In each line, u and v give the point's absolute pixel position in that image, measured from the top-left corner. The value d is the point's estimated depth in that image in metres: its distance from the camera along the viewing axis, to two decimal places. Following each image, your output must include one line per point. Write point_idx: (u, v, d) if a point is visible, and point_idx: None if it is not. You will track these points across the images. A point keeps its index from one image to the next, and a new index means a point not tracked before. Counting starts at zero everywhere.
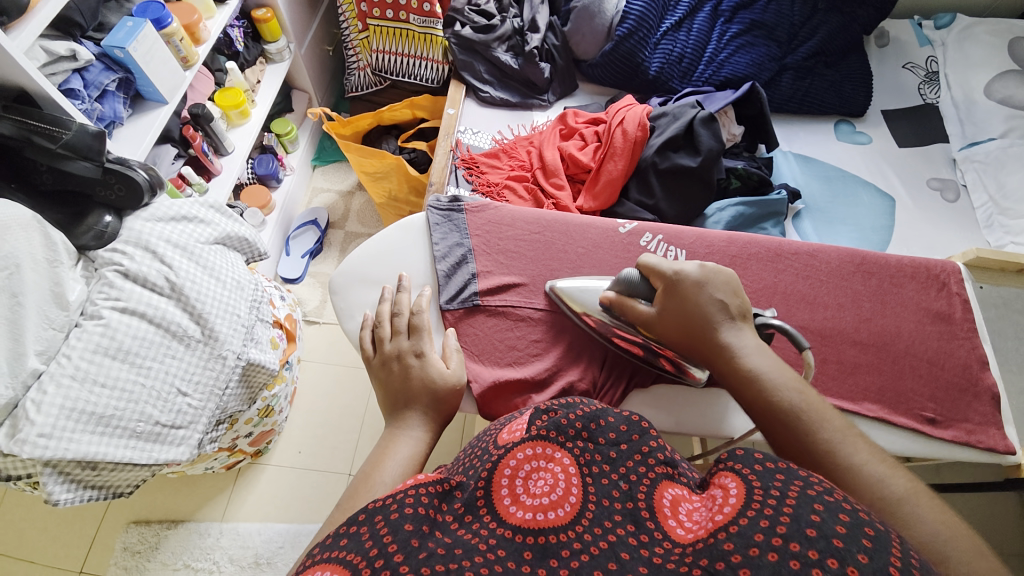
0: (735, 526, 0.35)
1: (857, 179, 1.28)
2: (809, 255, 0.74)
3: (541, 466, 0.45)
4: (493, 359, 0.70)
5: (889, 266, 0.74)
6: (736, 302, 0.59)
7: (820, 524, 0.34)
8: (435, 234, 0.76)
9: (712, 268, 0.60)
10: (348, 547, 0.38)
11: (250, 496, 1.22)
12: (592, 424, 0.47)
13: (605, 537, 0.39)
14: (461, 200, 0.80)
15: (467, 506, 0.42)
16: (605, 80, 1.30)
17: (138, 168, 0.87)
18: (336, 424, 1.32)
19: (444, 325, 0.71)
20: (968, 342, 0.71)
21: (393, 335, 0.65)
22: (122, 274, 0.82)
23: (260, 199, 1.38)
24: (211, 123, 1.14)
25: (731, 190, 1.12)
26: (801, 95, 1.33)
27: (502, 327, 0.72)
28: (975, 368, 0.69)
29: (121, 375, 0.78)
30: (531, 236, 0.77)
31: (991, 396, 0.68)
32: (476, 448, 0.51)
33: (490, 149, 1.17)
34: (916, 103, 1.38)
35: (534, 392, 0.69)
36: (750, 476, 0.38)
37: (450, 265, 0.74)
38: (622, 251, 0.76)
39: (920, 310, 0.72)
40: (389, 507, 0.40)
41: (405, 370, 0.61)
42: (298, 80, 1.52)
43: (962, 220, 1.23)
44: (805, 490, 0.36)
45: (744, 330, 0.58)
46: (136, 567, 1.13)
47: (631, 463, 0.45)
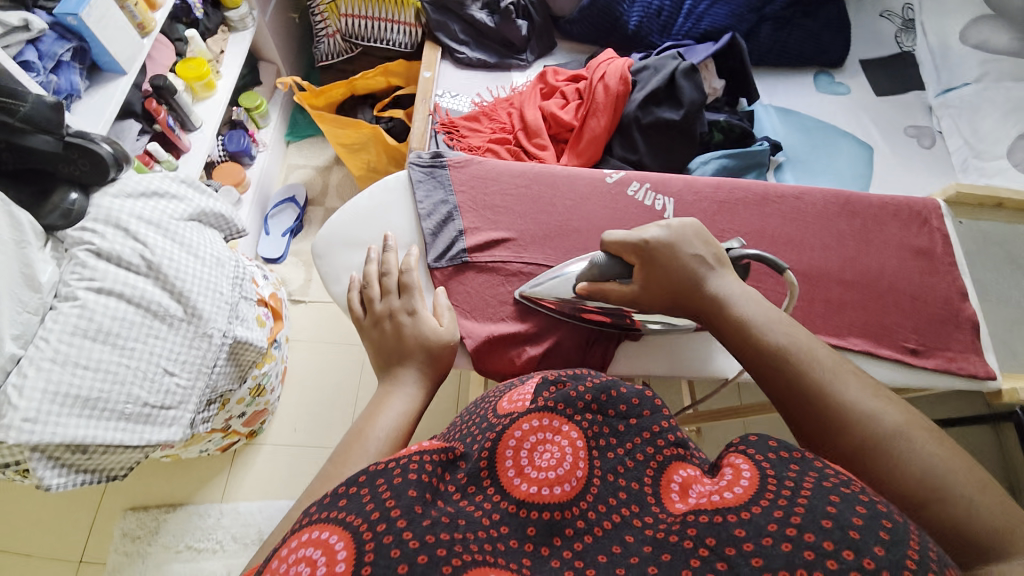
0: (748, 513, 0.35)
1: (837, 129, 1.28)
2: (795, 198, 0.75)
3: (547, 438, 0.43)
4: (485, 314, 0.70)
5: (872, 206, 0.75)
6: (709, 251, 0.62)
7: (837, 515, 0.34)
8: (419, 193, 0.75)
9: (677, 225, 0.62)
10: (348, 509, 0.36)
11: (247, 476, 1.22)
12: (603, 395, 0.46)
13: (610, 516, 0.39)
14: (443, 156, 0.78)
15: (471, 478, 0.41)
16: (583, 37, 1.27)
17: (102, 142, 0.82)
18: (330, 401, 1.31)
19: (434, 283, 0.70)
20: (949, 276, 0.73)
21: (383, 295, 0.64)
22: (94, 254, 0.79)
23: (233, 176, 1.33)
24: (175, 96, 1.09)
25: (714, 144, 1.12)
26: (779, 47, 1.32)
27: (493, 284, 0.71)
28: (955, 300, 0.72)
29: (104, 357, 0.76)
30: (518, 191, 0.76)
31: (972, 325, 0.71)
32: (474, 414, 0.50)
33: (469, 112, 1.14)
34: (893, 52, 1.38)
35: (528, 345, 0.69)
36: (765, 463, 0.38)
37: (436, 222, 0.73)
38: (610, 202, 0.76)
39: (903, 247, 0.73)
40: (393, 472, 0.38)
41: (398, 329, 0.61)
42: (264, 51, 1.46)
43: (937, 166, 1.25)
44: (821, 482, 0.36)
45: (726, 276, 0.60)
46: (137, 552, 1.13)
47: (638, 440, 0.44)
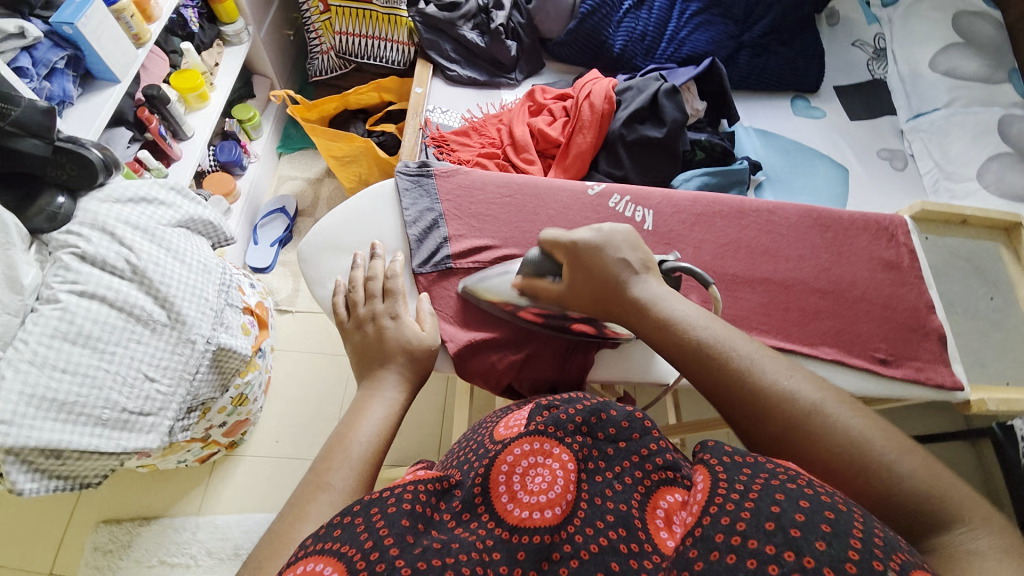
0: (700, 530, 0.37)
1: (814, 151, 1.33)
2: (769, 212, 0.78)
3: (538, 462, 0.45)
4: (469, 319, 0.71)
5: (843, 220, 0.78)
6: (638, 255, 0.61)
7: (780, 516, 0.36)
8: (405, 200, 0.76)
9: (607, 229, 0.62)
10: (343, 539, 0.37)
11: (227, 488, 1.20)
12: (593, 418, 0.48)
13: (597, 540, 0.39)
14: (431, 165, 0.80)
15: (465, 504, 0.42)
16: (571, 58, 1.31)
17: (92, 147, 0.83)
18: (315, 412, 1.30)
19: (418, 289, 0.72)
20: (917, 288, 0.76)
21: (367, 300, 0.65)
22: (78, 257, 0.79)
23: (223, 186, 1.34)
24: (167, 105, 1.10)
25: (696, 162, 1.15)
26: (758, 72, 1.38)
27: (477, 290, 0.73)
28: (923, 311, 0.74)
29: (83, 360, 0.76)
30: (503, 200, 0.78)
31: (939, 335, 0.73)
32: (471, 441, 0.52)
33: (459, 127, 1.17)
34: (866, 79, 1.45)
35: (509, 351, 0.70)
36: (718, 469, 0.41)
37: (422, 230, 0.74)
38: (592, 212, 0.78)
39: (873, 259, 0.76)
40: (387, 501, 0.40)
41: (379, 333, 0.62)
42: (258, 65, 1.48)
43: (910, 186, 1.31)
44: (771, 480, 0.39)
45: (650, 280, 0.60)
46: (109, 566, 1.10)
47: (628, 464, 0.45)
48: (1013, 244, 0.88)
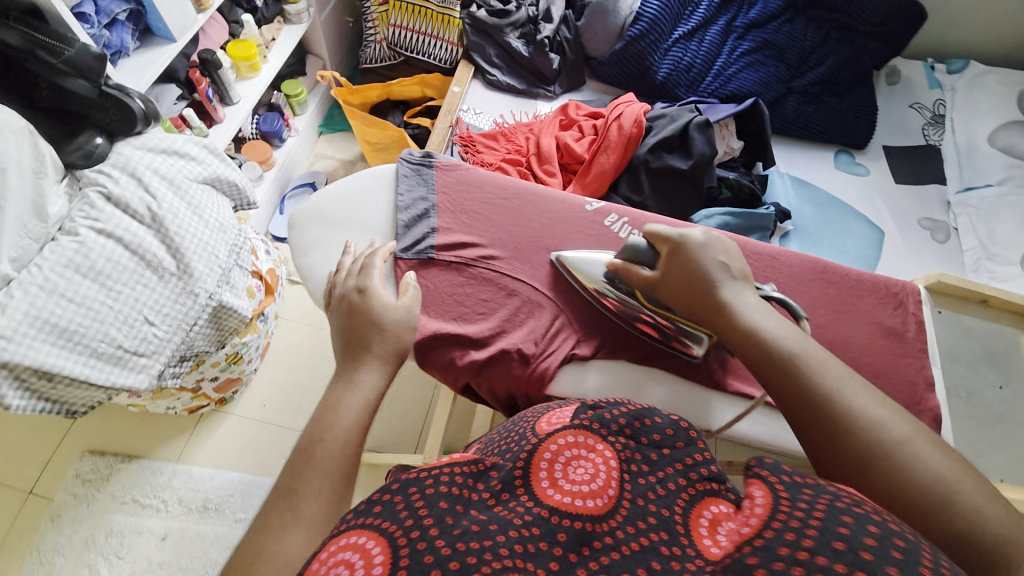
0: (761, 541, 0.34)
1: (849, 209, 1.28)
2: (771, 257, 0.75)
3: (581, 454, 0.45)
4: (439, 311, 0.70)
5: (849, 278, 0.75)
6: (736, 265, 0.62)
7: (849, 539, 0.33)
8: (401, 186, 0.77)
9: (714, 236, 0.64)
10: (383, 514, 0.37)
11: (208, 442, 1.23)
12: (637, 422, 0.49)
13: (639, 538, 0.38)
14: (433, 157, 0.81)
15: (504, 485, 0.41)
16: (613, 79, 1.31)
17: (136, 97, 0.88)
18: (305, 384, 1.32)
19: (398, 274, 0.70)
20: (918, 361, 0.71)
21: (347, 278, 0.67)
22: (104, 196, 0.84)
23: (260, 154, 1.40)
24: (219, 70, 1.16)
25: (721, 200, 1.13)
26: (803, 119, 1.34)
27: (453, 283, 0.72)
28: (921, 388, 0.69)
29: (90, 294, 0.80)
30: (499, 201, 0.78)
31: (933, 417, 0.68)
32: (512, 430, 0.51)
33: (489, 130, 1.18)
34: (918, 143, 1.38)
35: (473, 348, 0.68)
36: (779, 487, 0.38)
37: (411, 217, 0.75)
38: (586, 228, 0.78)
39: (875, 324, 0.72)
40: (426, 481, 0.40)
41: (353, 310, 0.61)
42: (315, 45, 1.54)
43: (949, 260, 1.24)
44: (834, 502, 0.36)
45: (744, 290, 0.60)
46: (84, 496, 1.14)
47: (671, 470, 0.44)
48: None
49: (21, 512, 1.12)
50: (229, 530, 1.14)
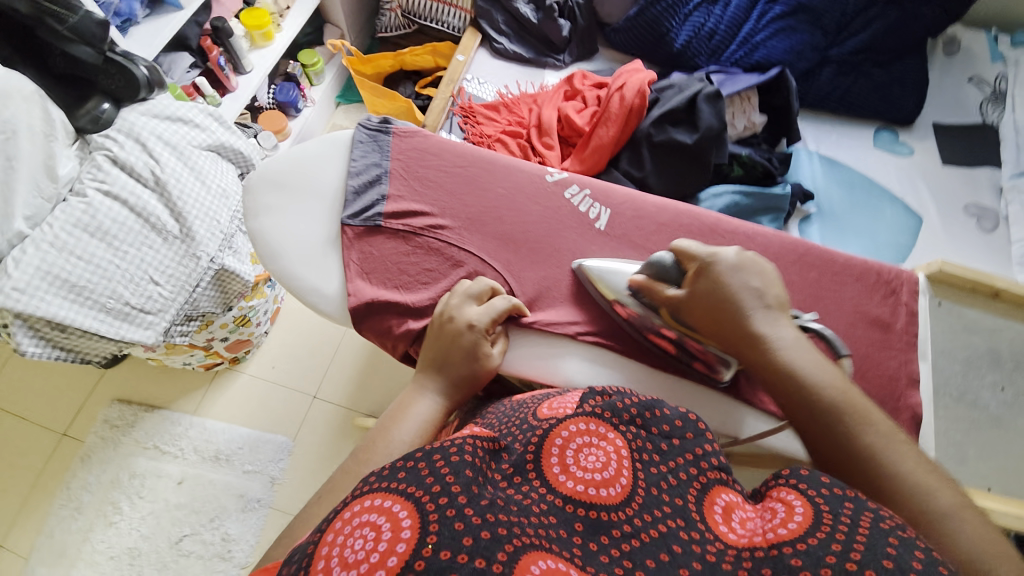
0: (804, 545, 0.34)
1: (884, 191, 1.17)
2: (746, 236, 0.71)
3: (592, 441, 0.42)
4: (381, 279, 0.67)
5: (835, 263, 0.70)
6: (772, 291, 0.56)
7: (898, 557, 0.31)
8: (355, 151, 0.73)
9: (748, 257, 0.57)
10: (409, 479, 0.34)
11: (221, 398, 1.30)
12: (648, 412, 0.45)
13: (656, 525, 0.36)
14: (392, 123, 0.77)
15: (516, 468, 0.39)
16: (626, 46, 1.25)
17: (140, 64, 0.93)
18: (311, 349, 1.37)
19: (340, 242, 0.69)
20: (902, 356, 0.66)
21: (463, 303, 0.60)
22: (110, 159, 0.89)
23: (276, 123, 1.43)
24: (231, 38, 1.19)
25: (732, 178, 1.05)
26: (839, 93, 1.23)
27: (399, 252, 0.68)
28: (902, 385, 0.64)
29: (97, 252, 0.85)
30: (454, 168, 0.74)
31: (911, 416, 0.63)
32: (515, 413, 0.49)
33: (491, 100, 1.16)
34: (972, 122, 1.24)
35: (410, 318, 0.65)
36: (819, 499, 0.37)
37: (362, 182, 0.71)
38: (544, 198, 0.73)
39: (858, 313, 0.67)
40: (450, 449, 0.36)
41: (456, 337, 0.56)
42: (332, 14, 1.54)
43: (994, 252, 1.11)
44: (879, 522, 0.34)
45: (781, 321, 0.54)
46: (112, 439, 1.24)
47: (682, 461, 0.42)
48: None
49: (57, 451, 1.24)
50: (237, 479, 1.22)
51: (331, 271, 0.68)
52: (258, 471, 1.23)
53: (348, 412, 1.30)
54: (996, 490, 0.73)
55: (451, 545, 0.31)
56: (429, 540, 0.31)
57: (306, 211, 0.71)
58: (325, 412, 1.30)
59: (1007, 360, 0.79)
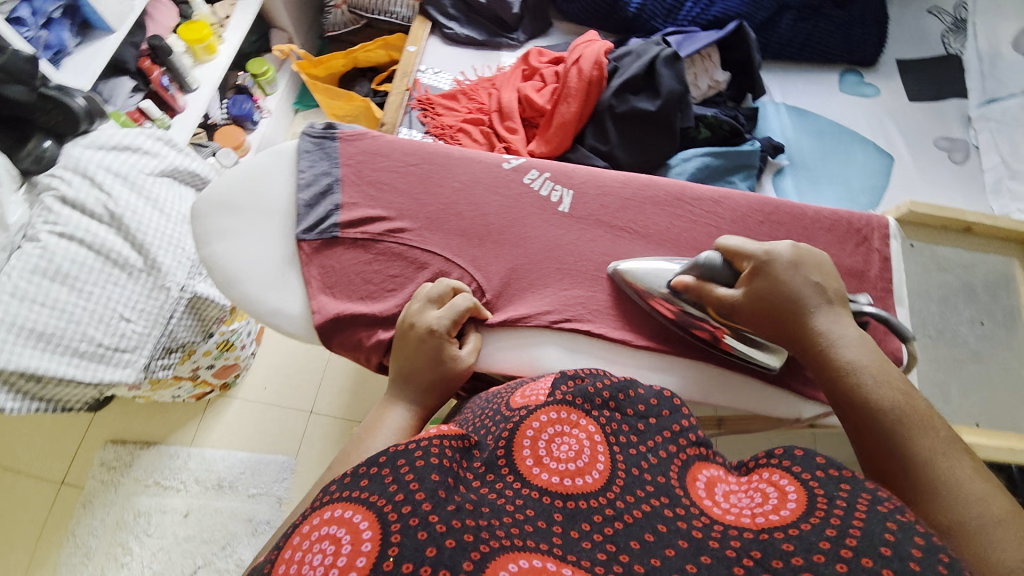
0: (796, 530, 0.33)
1: (854, 135, 1.16)
2: (713, 201, 0.71)
3: (565, 430, 0.42)
4: (346, 292, 0.66)
5: (803, 218, 0.70)
6: (833, 286, 0.55)
7: (896, 544, 0.31)
8: (302, 162, 0.71)
9: (804, 250, 0.57)
10: (370, 488, 0.35)
11: (217, 426, 1.29)
12: (621, 394, 0.45)
13: (640, 506, 0.36)
14: (336, 127, 0.74)
15: (487, 465, 0.39)
16: (580, 17, 1.22)
17: (77, 96, 0.91)
18: (301, 364, 1.35)
19: (298, 258, 0.67)
20: (878, 304, 0.67)
21: (423, 309, 0.58)
22: (60, 200, 0.86)
23: (233, 140, 1.39)
24: (170, 56, 1.15)
25: (700, 140, 1.04)
26: (801, 40, 1.21)
27: (360, 261, 0.67)
28: (879, 332, 0.65)
29: (61, 297, 0.83)
30: (406, 168, 0.72)
31: (891, 362, 0.65)
32: (486, 406, 0.48)
33: (449, 89, 1.13)
34: (935, 54, 1.23)
35: (380, 328, 0.64)
36: (812, 482, 0.36)
37: (313, 194, 0.69)
38: (504, 187, 0.72)
39: (831, 265, 0.68)
40: (414, 453, 0.37)
41: (419, 345, 0.55)
42: (276, 17, 1.48)
43: (966, 184, 1.11)
44: (875, 505, 0.34)
45: (843, 318, 0.54)
46: (112, 481, 1.23)
47: (660, 439, 0.42)
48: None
49: (57, 500, 1.23)
50: (243, 504, 1.22)
51: (293, 290, 0.66)
52: (264, 493, 1.23)
53: (346, 423, 1.29)
54: (983, 424, 0.74)
55: (413, 557, 0.31)
56: (389, 554, 0.32)
57: (258, 230, 0.68)
58: (323, 426, 1.29)
59: (982, 293, 0.80)
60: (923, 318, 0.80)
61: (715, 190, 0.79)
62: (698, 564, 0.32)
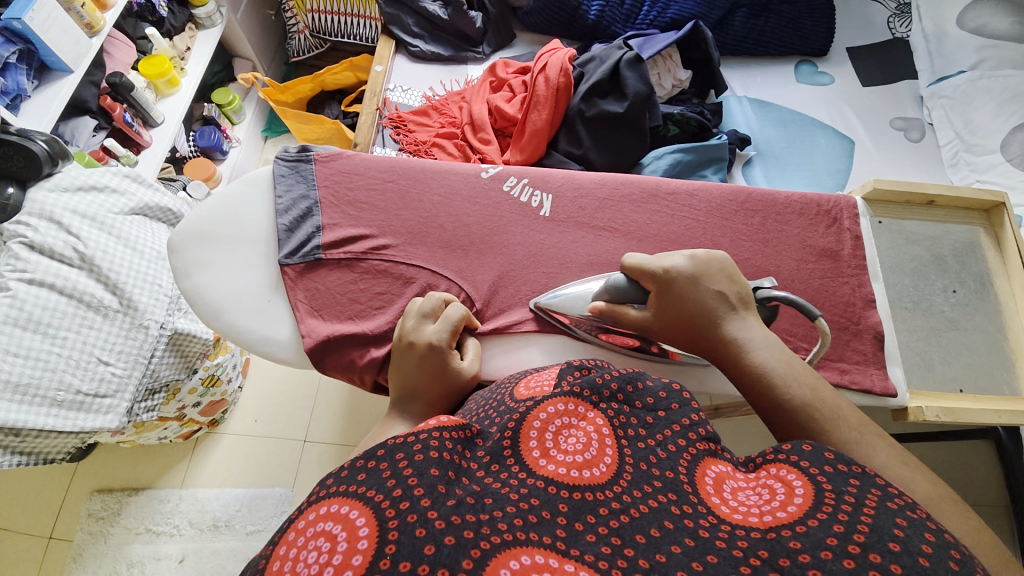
0: (803, 527, 0.34)
1: (816, 122, 1.20)
2: (687, 194, 0.72)
3: (572, 423, 0.42)
4: (334, 313, 0.65)
5: (776, 203, 0.72)
6: (736, 290, 0.57)
7: (905, 540, 0.31)
8: (279, 187, 0.70)
9: (704, 258, 0.58)
10: (368, 483, 0.34)
11: (208, 464, 1.25)
12: (629, 386, 0.46)
13: (647, 501, 0.36)
14: (311, 150, 0.74)
15: (493, 455, 0.39)
16: (541, 27, 1.25)
17: (38, 138, 0.87)
18: (290, 393, 1.33)
19: (283, 284, 0.66)
20: (855, 281, 0.69)
21: (417, 325, 0.58)
22: (27, 246, 0.83)
23: (203, 171, 1.36)
24: (132, 92, 1.13)
25: (670, 138, 1.07)
26: (755, 35, 1.25)
27: (345, 281, 0.67)
28: (859, 307, 0.68)
29: (35, 345, 0.80)
30: (383, 185, 0.72)
31: (873, 335, 0.67)
32: (489, 398, 0.49)
33: (419, 106, 1.14)
34: (884, 39, 1.29)
35: (372, 346, 0.63)
36: (820, 477, 0.37)
37: (293, 218, 0.69)
38: (483, 197, 0.72)
39: (806, 247, 0.70)
40: (414, 447, 0.36)
41: (420, 361, 0.54)
42: (238, 46, 1.47)
43: (925, 160, 1.16)
44: (886, 500, 0.34)
45: (749, 321, 0.56)
46: (100, 532, 1.18)
47: (669, 432, 0.42)
48: (995, 227, 0.85)
49: (45, 558, 1.17)
50: (241, 543, 1.18)
51: (281, 316, 0.65)
52: (262, 529, 1.19)
53: (342, 448, 1.26)
54: (968, 389, 0.76)
55: (410, 556, 0.31)
56: (386, 553, 0.31)
57: (238, 260, 0.67)
58: (319, 453, 1.26)
59: (952, 262, 0.83)
60: (898, 291, 0.81)
61: (688, 183, 0.81)
62: (704, 563, 0.32)
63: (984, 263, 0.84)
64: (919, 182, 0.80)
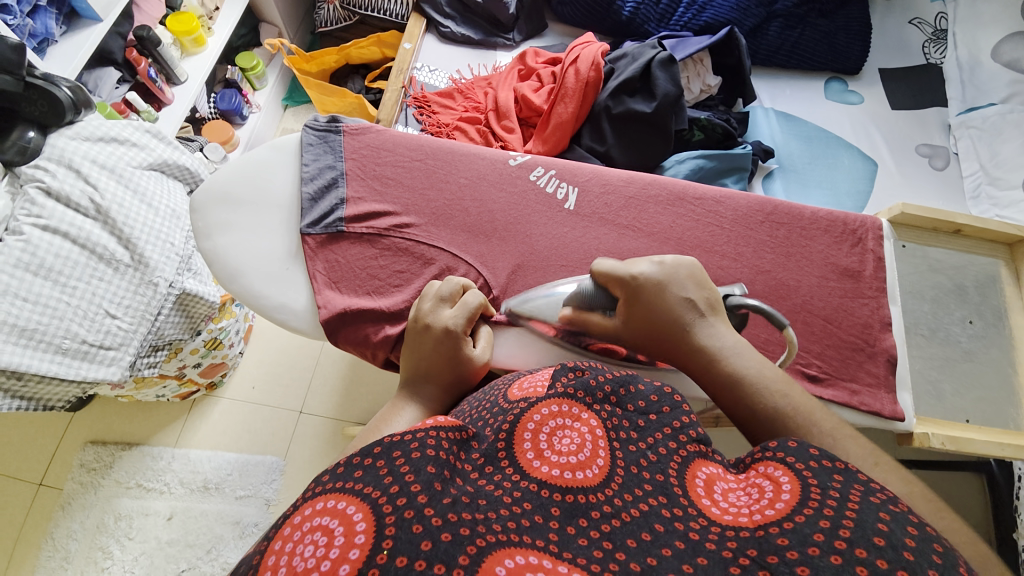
0: (791, 523, 0.34)
1: (840, 141, 1.19)
2: (714, 201, 0.72)
3: (566, 424, 0.41)
4: (352, 287, 0.65)
5: (802, 218, 0.72)
6: (703, 295, 0.57)
7: (889, 534, 0.32)
8: (306, 155, 0.70)
9: (671, 264, 0.58)
10: (365, 480, 0.34)
11: (202, 426, 1.26)
12: (622, 389, 0.45)
13: (638, 505, 0.36)
14: (341, 121, 0.74)
15: (487, 457, 0.39)
16: (574, 19, 1.24)
17: (63, 85, 0.86)
18: (290, 363, 1.33)
19: (303, 252, 0.66)
20: (873, 303, 0.69)
21: (433, 308, 0.58)
22: (43, 192, 0.83)
23: (221, 134, 1.35)
24: (158, 48, 1.12)
25: (694, 143, 1.06)
26: (789, 46, 1.23)
27: (365, 256, 0.66)
28: (875, 329, 0.68)
29: (45, 292, 0.80)
30: (412, 163, 0.71)
31: (886, 359, 0.67)
32: (484, 398, 0.49)
33: (444, 88, 1.13)
34: (918, 63, 1.27)
35: (387, 323, 0.63)
36: (807, 473, 0.37)
37: (318, 188, 0.68)
38: (509, 184, 0.72)
39: (828, 264, 0.70)
40: (411, 445, 0.36)
41: (435, 345, 0.54)
42: (266, 11, 1.45)
43: (947, 189, 1.15)
44: (868, 496, 0.35)
45: (717, 326, 0.55)
46: (91, 483, 1.19)
47: (661, 435, 0.42)
48: (1015, 262, 0.84)
49: (34, 503, 1.18)
50: (229, 507, 1.19)
51: (299, 284, 0.65)
52: (252, 494, 1.20)
53: (338, 422, 1.27)
54: (974, 420, 0.76)
55: (407, 551, 0.31)
56: (383, 548, 0.31)
57: (262, 224, 0.67)
58: (313, 426, 1.27)
59: (968, 293, 0.83)
60: (913, 317, 0.81)
61: (713, 189, 0.81)
62: (695, 564, 0.32)
63: (1001, 296, 0.83)
64: (947, 211, 0.79)
